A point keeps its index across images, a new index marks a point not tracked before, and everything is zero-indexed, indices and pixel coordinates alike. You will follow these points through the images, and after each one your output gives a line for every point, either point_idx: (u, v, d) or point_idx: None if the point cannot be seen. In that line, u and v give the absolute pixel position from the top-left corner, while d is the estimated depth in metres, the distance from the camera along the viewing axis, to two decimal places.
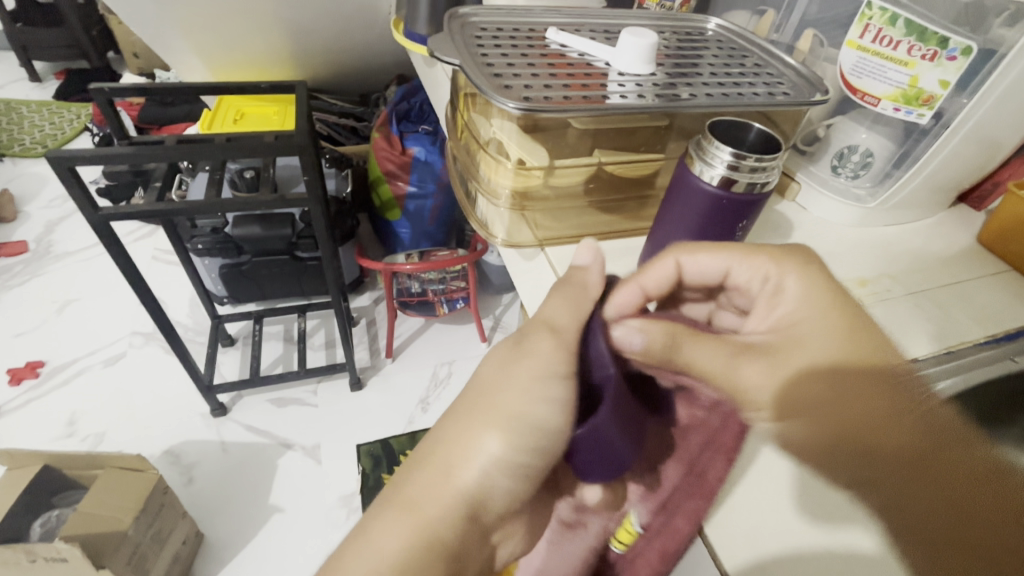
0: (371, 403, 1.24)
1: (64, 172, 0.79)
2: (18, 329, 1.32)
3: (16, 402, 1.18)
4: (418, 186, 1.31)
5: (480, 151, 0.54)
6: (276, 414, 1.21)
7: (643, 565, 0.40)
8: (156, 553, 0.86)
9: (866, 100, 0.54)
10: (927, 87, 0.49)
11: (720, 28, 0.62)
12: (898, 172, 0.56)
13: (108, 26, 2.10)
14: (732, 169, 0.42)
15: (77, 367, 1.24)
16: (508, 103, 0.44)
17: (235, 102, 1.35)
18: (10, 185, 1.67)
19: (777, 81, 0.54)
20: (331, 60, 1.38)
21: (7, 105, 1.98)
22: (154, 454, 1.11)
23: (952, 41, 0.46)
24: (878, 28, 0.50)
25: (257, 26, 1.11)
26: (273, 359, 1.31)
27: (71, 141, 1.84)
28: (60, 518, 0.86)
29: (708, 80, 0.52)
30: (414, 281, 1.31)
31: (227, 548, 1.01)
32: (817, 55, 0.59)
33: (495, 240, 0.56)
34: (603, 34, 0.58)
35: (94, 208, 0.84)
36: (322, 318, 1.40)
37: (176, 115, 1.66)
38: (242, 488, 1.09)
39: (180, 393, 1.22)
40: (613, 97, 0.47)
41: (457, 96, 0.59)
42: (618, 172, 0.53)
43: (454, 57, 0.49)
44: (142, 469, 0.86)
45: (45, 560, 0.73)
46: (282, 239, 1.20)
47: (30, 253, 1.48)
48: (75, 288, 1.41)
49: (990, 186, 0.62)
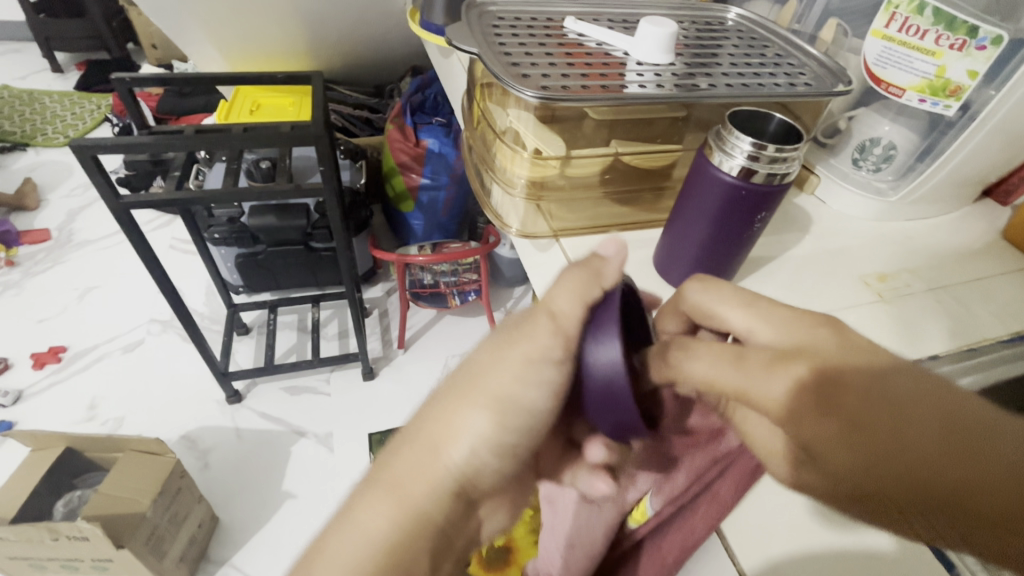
0: (383, 392, 1.25)
1: (87, 160, 0.80)
2: (41, 315, 1.35)
3: (39, 385, 1.21)
4: (432, 178, 1.31)
5: (496, 141, 0.54)
6: (289, 402, 1.22)
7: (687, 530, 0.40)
8: (173, 535, 0.88)
9: (891, 91, 0.52)
10: (955, 77, 0.48)
11: (740, 18, 0.61)
12: (921, 165, 0.55)
13: (128, 18, 2.12)
14: (752, 160, 0.41)
15: (98, 353, 1.27)
16: (526, 91, 0.44)
17: (252, 93, 1.37)
18: (33, 174, 1.70)
19: (798, 72, 0.53)
20: (348, 51, 1.38)
21: (30, 96, 2.02)
22: (171, 438, 1.14)
23: (983, 31, 0.45)
24: (904, 17, 0.49)
25: (274, 17, 1.11)
26: (287, 348, 1.32)
27: (92, 131, 1.87)
28: (82, 498, 0.89)
29: (728, 70, 0.51)
30: (426, 273, 1.32)
31: (241, 532, 1.03)
32: (841, 45, 0.58)
33: (510, 231, 0.55)
34: (621, 24, 0.58)
35: (115, 197, 0.85)
36: (335, 309, 1.42)
37: (194, 106, 1.68)
38: (257, 474, 1.10)
39: (196, 380, 1.24)
40: (632, 86, 0.47)
41: (473, 87, 0.59)
42: (635, 164, 0.53)
43: (472, 46, 0.49)
44: (161, 452, 0.88)
45: (67, 538, 0.76)
46: (297, 230, 1.21)
47: (52, 242, 1.51)
48: (96, 276, 1.44)
49: (1016, 181, 0.61)
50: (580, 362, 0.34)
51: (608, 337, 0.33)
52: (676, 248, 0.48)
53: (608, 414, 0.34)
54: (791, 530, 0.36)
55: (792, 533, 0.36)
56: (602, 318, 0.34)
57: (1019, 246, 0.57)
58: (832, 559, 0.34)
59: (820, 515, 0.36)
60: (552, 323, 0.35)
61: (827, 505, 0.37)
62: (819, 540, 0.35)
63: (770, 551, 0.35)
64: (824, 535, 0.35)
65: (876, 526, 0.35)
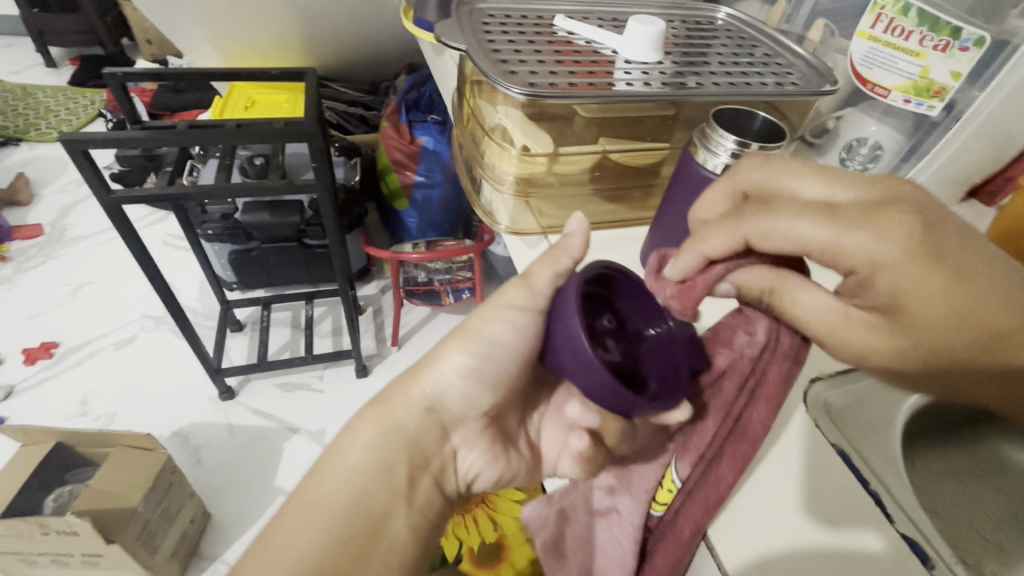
0: (377, 390, 1.25)
1: (78, 155, 0.80)
2: (33, 310, 1.34)
3: (30, 380, 1.21)
4: (426, 176, 1.31)
5: (485, 138, 0.54)
6: (282, 399, 1.22)
7: (686, 520, 0.37)
8: (164, 530, 0.88)
9: (876, 92, 0.53)
10: (938, 78, 0.49)
11: (730, 17, 0.61)
12: (906, 165, 0.56)
13: (122, 13, 2.11)
14: (736, 158, 0.41)
15: (90, 348, 1.27)
16: (514, 88, 0.44)
17: (246, 89, 1.36)
18: (26, 169, 1.69)
19: (786, 71, 0.53)
20: (343, 47, 1.38)
21: (23, 90, 2.00)
22: (163, 434, 1.13)
23: (965, 32, 0.46)
24: (890, 18, 0.49)
25: (268, 13, 1.11)
26: (280, 344, 1.32)
27: (85, 126, 1.86)
28: (72, 493, 0.89)
29: (715, 69, 0.52)
30: (420, 270, 1.32)
31: (233, 528, 1.03)
32: (828, 46, 0.58)
33: (499, 227, 0.56)
34: (611, 23, 0.58)
35: (106, 192, 0.85)
36: (329, 306, 1.42)
37: (188, 102, 1.67)
38: (249, 470, 1.10)
39: (189, 376, 1.23)
40: (619, 84, 0.47)
41: (463, 84, 0.59)
42: (622, 161, 0.53)
43: (461, 43, 0.49)
44: (152, 448, 0.88)
45: (57, 533, 0.76)
46: (291, 226, 1.21)
47: (44, 237, 1.50)
48: (88, 271, 1.43)
49: (1001, 182, 0.62)
50: (553, 336, 0.38)
51: (569, 315, 0.37)
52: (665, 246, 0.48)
53: (588, 380, 0.36)
54: (780, 529, 0.36)
55: (783, 533, 0.36)
56: (564, 297, 0.38)
57: (1005, 247, 0.57)
58: (822, 558, 0.35)
59: (813, 517, 0.37)
60: (523, 284, 0.43)
61: (819, 506, 0.37)
62: (810, 541, 0.36)
63: (760, 549, 0.36)
64: (811, 535, 0.36)
65: (863, 527, 0.36)
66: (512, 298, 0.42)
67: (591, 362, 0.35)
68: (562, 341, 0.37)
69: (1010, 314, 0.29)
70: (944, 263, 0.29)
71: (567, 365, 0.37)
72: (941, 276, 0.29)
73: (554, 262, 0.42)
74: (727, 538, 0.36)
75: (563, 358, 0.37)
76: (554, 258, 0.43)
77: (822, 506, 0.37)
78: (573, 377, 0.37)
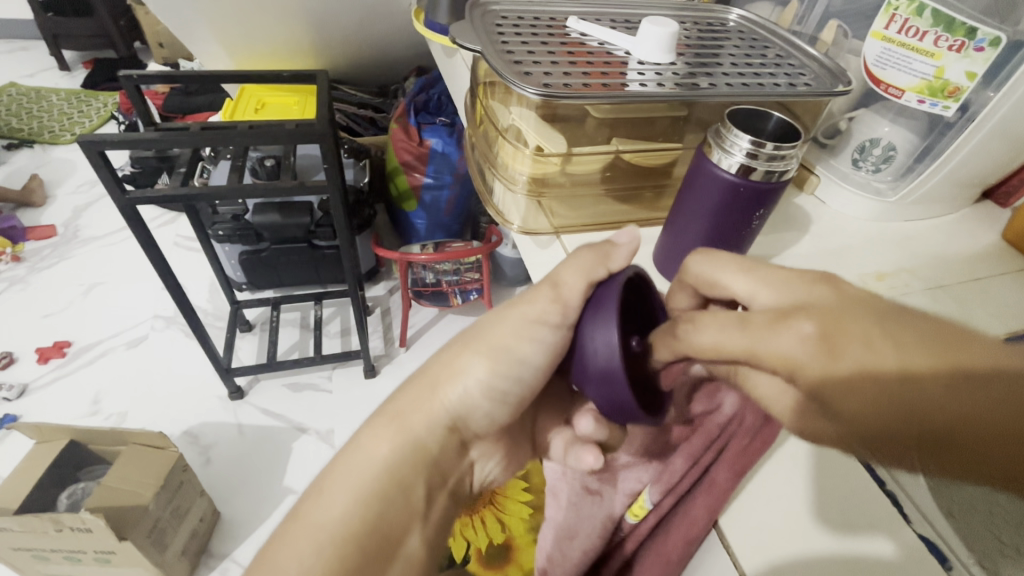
0: (385, 390, 1.26)
1: (94, 156, 0.81)
2: (46, 310, 1.36)
3: (44, 379, 1.22)
4: (435, 177, 1.32)
5: (499, 138, 0.54)
6: (291, 399, 1.23)
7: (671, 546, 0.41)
8: (175, 528, 0.89)
9: (889, 92, 0.53)
10: (953, 78, 0.49)
11: (742, 19, 0.61)
12: (920, 166, 0.55)
13: (135, 17, 2.14)
14: (750, 157, 0.41)
15: (102, 348, 1.28)
16: (528, 88, 0.44)
17: (257, 92, 1.38)
18: (40, 171, 1.72)
19: (799, 72, 0.53)
20: (353, 50, 1.39)
21: (38, 93, 2.03)
22: (173, 433, 1.14)
23: (981, 32, 0.46)
24: (904, 18, 0.49)
25: (280, 16, 1.12)
26: (289, 345, 1.33)
27: (98, 128, 1.89)
28: (85, 490, 0.89)
29: (728, 70, 0.52)
30: (428, 272, 1.32)
31: (242, 527, 1.04)
32: (841, 47, 0.58)
33: (511, 227, 0.56)
34: (623, 24, 0.58)
35: (121, 192, 0.86)
36: (337, 307, 1.42)
37: (200, 104, 1.69)
38: (258, 470, 1.11)
39: (199, 376, 1.24)
40: (633, 85, 0.48)
41: (476, 85, 0.59)
42: (635, 161, 0.53)
43: (475, 44, 0.50)
44: (163, 446, 0.88)
45: (70, 530, 0.76)
46: (301, 227, 1.22)
47: (58, 237, 1.52)
48: (101, 272, 1.45)
49: (1017, 183, 0.61)
50: (583, 339, 0.39)
51: (607, 324, 0.37)
52: (679, 245, 0.48)
53: (605, 393, 0.38)
54: (791, 533, 0.36)
55: (795, 540, 0.36)
56: (601, 301, 0.38)
57: (1021, 248, 0.57)
58: (836, 565, 0.34)
59: (824, 522, 0.36)
60: (554, 291, 0.41)
61: (831, 510, 0.37)
62: (822, 548, 0.35)
63: (773, 556, 0.35)
64: (822, 541, 0.35)
65: (877, 533, 0.35)
66: (543, 314, 0.41)
67: (617, 377, 0.36)
68: (590, 348, 0.38)
69: (986, 404, 0.22)
70: (899, 329, 0.24)
71: (591, 374, 0.38)
72: (870, 326, 0.24)
73: (590, 267, 0.40)
74: (749, 547, 0.37)
75: (585, 364, 0.38)
76: (597, 257, 0.41)
77: (835, 511, 0.37)
78: (589, 387, 0.39)
